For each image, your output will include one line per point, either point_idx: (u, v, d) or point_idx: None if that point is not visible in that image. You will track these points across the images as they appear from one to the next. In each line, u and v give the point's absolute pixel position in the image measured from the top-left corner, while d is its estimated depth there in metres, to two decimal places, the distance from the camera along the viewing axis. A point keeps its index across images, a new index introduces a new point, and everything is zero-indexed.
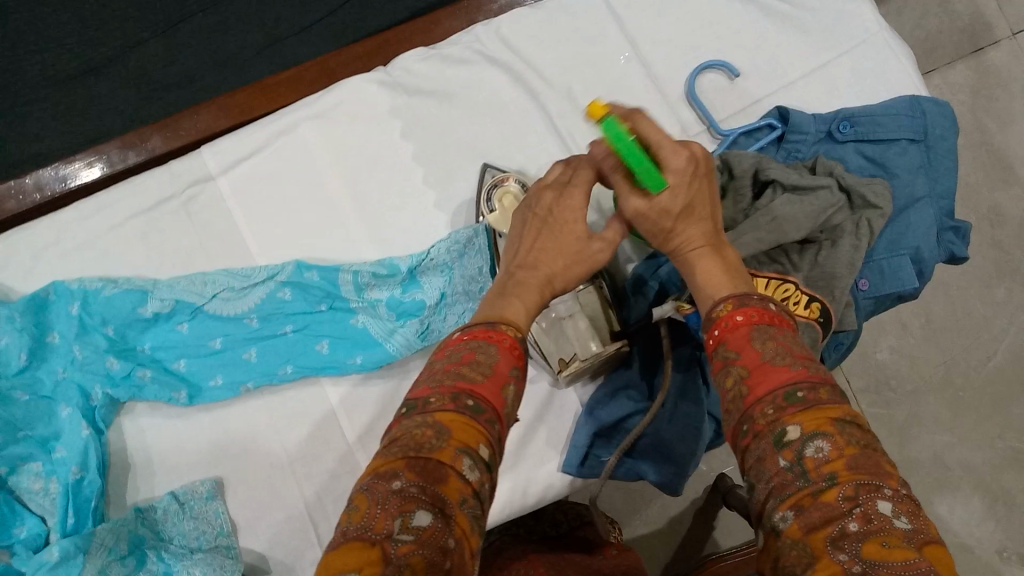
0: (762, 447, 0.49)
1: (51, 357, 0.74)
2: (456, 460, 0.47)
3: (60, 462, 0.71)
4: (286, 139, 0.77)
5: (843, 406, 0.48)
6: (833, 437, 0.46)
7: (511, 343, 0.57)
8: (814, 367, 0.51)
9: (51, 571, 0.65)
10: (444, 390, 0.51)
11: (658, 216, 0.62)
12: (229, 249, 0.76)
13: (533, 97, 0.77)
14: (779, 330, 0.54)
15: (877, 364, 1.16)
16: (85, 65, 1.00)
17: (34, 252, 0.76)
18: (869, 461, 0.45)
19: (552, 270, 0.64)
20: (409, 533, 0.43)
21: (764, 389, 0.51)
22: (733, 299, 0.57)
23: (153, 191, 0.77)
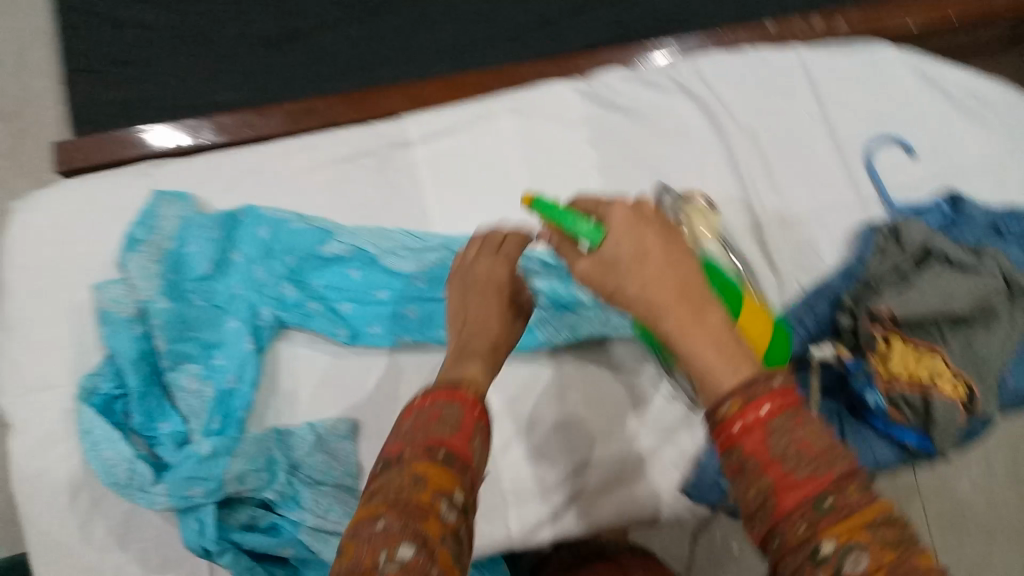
0: (795, 565, 0.42)
1: (229, 274, 0.78)
2: (435, 502, 0.49)
3: (218, 369, 0.75)
4: (484, 123, 0.83)
5: (876, 507, 0.43)
6: (868, 548, 0.41)
7: (475, 401, 0.56)
8: (835, 462, 0.44)
9: (200, 462, 0.70)
10: (416, 444, 0.52)
11: (608, 272, 0.52)
12: (410, 212, 0.81)
13: (719, 132, 0.81)
14: (798, 422, 0.45)
15: (955, 496, 1.15)
16: (284, 30, 1.09)
17: (235, 176, 0.82)
18: (908, 568, 0.40)
19: (495, 334, 0.65)
20: (394, 564, 0.44)
21: (790, 502, 0.44)
22: (741, 396, 0.46)
23: (353, 145, 0.83)
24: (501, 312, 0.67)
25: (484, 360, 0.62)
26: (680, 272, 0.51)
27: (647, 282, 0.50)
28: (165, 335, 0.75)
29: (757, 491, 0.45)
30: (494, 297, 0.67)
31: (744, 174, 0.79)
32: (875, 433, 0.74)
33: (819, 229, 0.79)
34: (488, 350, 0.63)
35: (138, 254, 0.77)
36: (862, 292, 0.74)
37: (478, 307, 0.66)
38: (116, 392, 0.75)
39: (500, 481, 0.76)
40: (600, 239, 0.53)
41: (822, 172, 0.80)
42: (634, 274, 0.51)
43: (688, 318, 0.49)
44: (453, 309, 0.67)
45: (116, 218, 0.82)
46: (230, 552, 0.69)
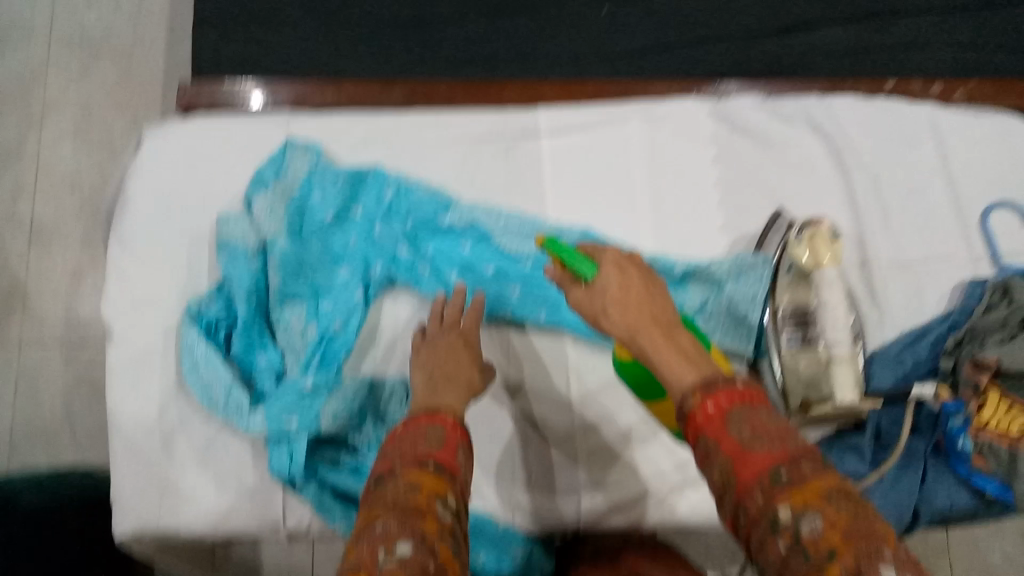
0: (760, 536, 0.45)
1: (348, 226, 0.81)
2: (430, 505, 0.49)
3: (324, 313, 0.76)
4: (615, 127, 0.86)
5: (827, 476, 0.45)
6: (823, 510, 0.43)
7: (455, 423, 0.58)
8: (791, 443, 0.47)
9: (299, 397, 0.71)
10: (405, 460, 0.53)
11: (594, 296, 0.62)
12: (531, 196, 0.84)
13: (841, 171, 0.84)
14: (754, 411, 0.49)
15: (985, 564, 1.15)
16: (407, 16, 1.06)
17: (370, 137, 0.85)
18: (863, 528, 0.42)
19: (469, 377, 0.66)
20: (393, 558, 0.45)
21: (748, 477, 0.46)
22: (700, 388, 0.51)
23: (486, 126, 0.86)
24: (469, 363, 0.67)
25: (456, 396, 0.62)
26: (645, 297, 0.60)
27: (616, 304, 0.60)
28: (280, 275, 0.77)
29: (722, 473, 0.48)
30: (462, 351, 0.68)
31: (860, 213, 0.82)
32: (956, 478, 0.74)
33: (926, 276, 0.81)
34: (459, 385, 0.64)
35: (264, 195, 0.80)
36: (963, 341, 0.75)
37: (444, 357, 0.67)
38: (221, 319, 0.76)
39: (577, 468, 0.77)
40: (593, 272, 0.64)
41: (936, 224, 0.82)
42: (618, 301, 0.60)
43: (658, 337, 0.56)
44: (422, 360, 0.68)
45: (246, 156, 0.84)
46: (315, 487, 0.71)
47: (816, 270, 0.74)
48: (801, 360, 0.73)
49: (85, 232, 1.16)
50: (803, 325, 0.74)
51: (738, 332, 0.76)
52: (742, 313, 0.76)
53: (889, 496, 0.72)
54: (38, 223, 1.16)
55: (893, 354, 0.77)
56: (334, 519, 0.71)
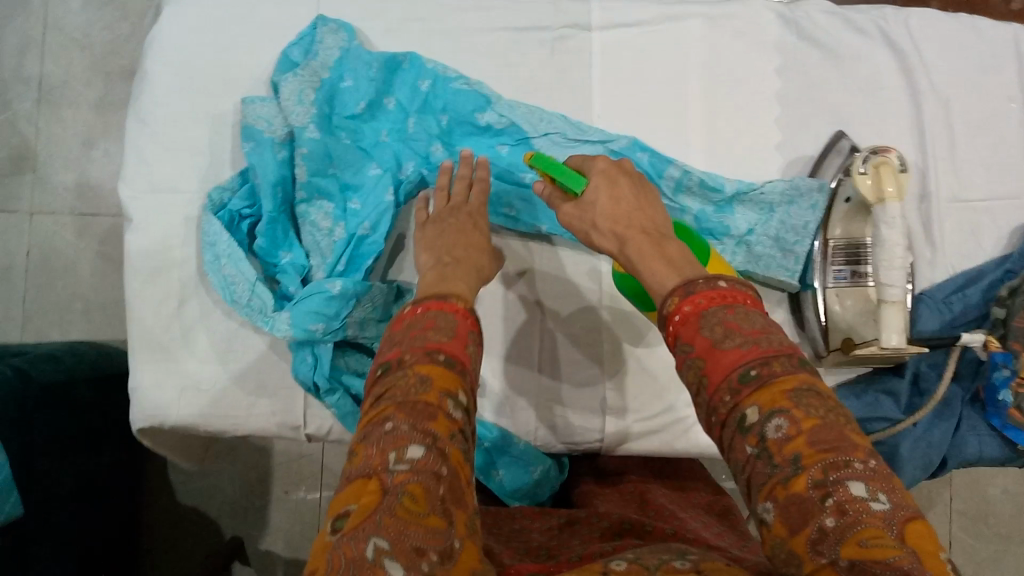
0: (729, 438, 0.42)
1: (380, 119, 0.76)
2: (443, 402, 0.44)
3: (353, 213, 0.73)
4: (673, 26, 0.79)
5: (800, 374, 0.41)
6: (790, 412, 0.39)
7: (467, 312, 0.51)
8: (769, 340, 0.43)
9: (327, 300, 0.67)
10: (415, 349, 0.47)
11: (584, 211, 0.59)
12: (575, 98, 0.78)
13: (912, 93, 0.77)
14: (731, 309, 0.45)
15: (984, 496, 1.15)
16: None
17: (404, 19, 0.78)
18: (831, 433, 0.38)
19: (478, 262, 0.62)
20: (404, 462, 0.41)
21: (718, 377, 0.43)
22: (680, 291, 0.47)
23: (532, 17, 0.79)
24: (481, 247, 0.63)
25: (467, 280, 0.57)
26: (635, 208, 0.57)
27: (606, 217, 0.57)
28: (308, 167, 0.72)
29: (695, 374, 0.45)
30: (473, 234, 0.64)
31: (928, 141, 0.76)
32: (989, 427, 0.73)
33: (987, 213, 0.76)
34: (471, 269, 0.60)
35: (294, 77, 0.73)
36: (1019, 287, 0.71)
37: (453, 239, 0.63)
38: (244, 212, 0.73)
39: (602, 388, 0.75)
40: (582, 185, 0.61)
41: (1008, 159, 0.76)
42: (609, 215, 0.57)
43: (646, 246, 0.54)
44: (431, 239, 0.64)
45: (272, 33, 0.78)
46: (338, 394, 0.69)
47: (877, 205, 0.67)
48: (846, 300, 0.71)
49: (97, 95, 1.11)
50: (855, 261, 0.71)
51: (785, 261, 0.73)
52: (790, 243, 0.73)
53: (921, 441, 0.72)
54: (48, 81, 1.11)
55: (937, 300, 0.74)
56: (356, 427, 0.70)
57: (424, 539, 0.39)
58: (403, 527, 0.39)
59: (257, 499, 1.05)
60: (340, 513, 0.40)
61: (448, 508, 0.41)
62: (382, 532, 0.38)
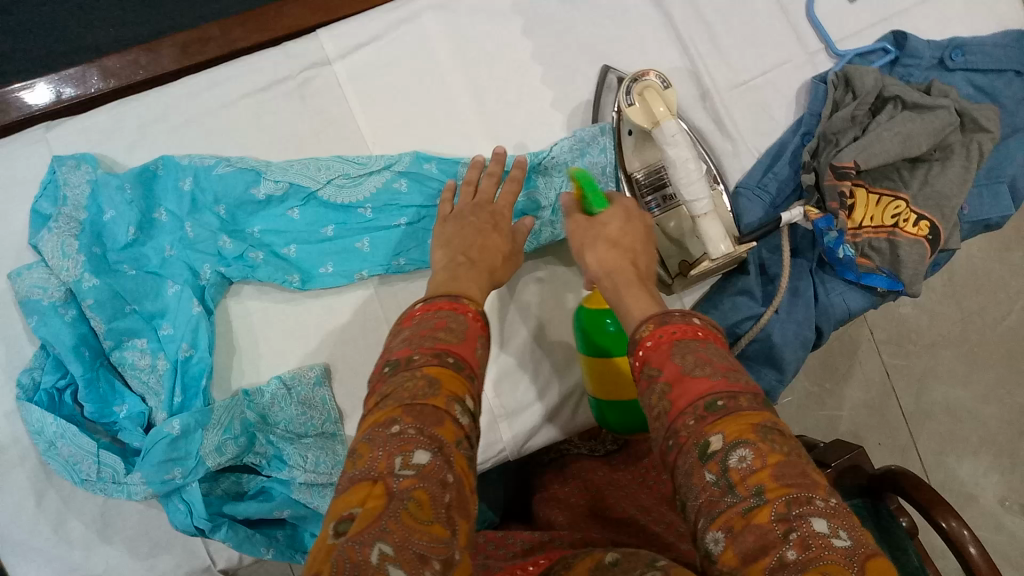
0: (688, 464, 0.42)
1: (157, 235, 0.72)
2: (450, 407, 0.44)
3: (167, 339, 0.70)
4: (408, 27, 0.76)
5: (766, 414, 0.42)
6: (756, 445, 0.40)
7: (477, 314, 0.53)
8: (737, 378, 0.45)
9: (172, 443, 0.65)
10: (423, 350, 0.48)
11: (591, 228, 0.61)
12: (343, 135, 0.75)
13: (656, 3, 0.77)
14: (703, 343, 0.47)
15: (899, 317, 1.16)
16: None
17: (140, 125, 0.74)
18: (795, 470, 0.39)
19: (493, 264, 0.62)
20: (411, 467, 0.40)
21: (684, 400, 0.44)
22: (655, 318, 0.49)
23: (266, 72, 0.75)
24: (498, 248, 0.63)
25: (478, 283, 0.58)
26: (635, 244, 0.60)
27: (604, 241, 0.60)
28: (102, 316, 0.68)
29: (659, 398, 0.46)
30: (492, 235, 0.63)
31: (688, 44, 0.76)
32: (846, 282, 0.74)
33: (769, 87, 0.76)
34: (485, 269, 0.60)
35: (50, 233, 0.69)
36: (818, 148, 0.73)
37: (471, 238, 0.62)
38: (61, 383, 0.69)
39: (485, 399, 0.74)
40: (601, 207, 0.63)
41: (767, 30, 0.77)
42: (608, 241, 0.60)
43: (629, 278, 0.56)
44: (449, 234, 0.63)
45: (15, 194, 0.73)
46: (225, 526, 0.66)
47: (654, 129, 0.67)
48: (670, 223, 0.71)
49: None
50: (660, 185, 0.71)
51: None
52: None
53: (788, 325, 0.73)
54: None
55: (756, 185, 0.74)
56: (257, 547, 0.68)
57: (427, 547, 0.38)
58: (407, 534, 0.38)
59: None
60: (344, 517, 0.38)
61: (452, 516, 0.40)
62: (386, 539, 0.37)
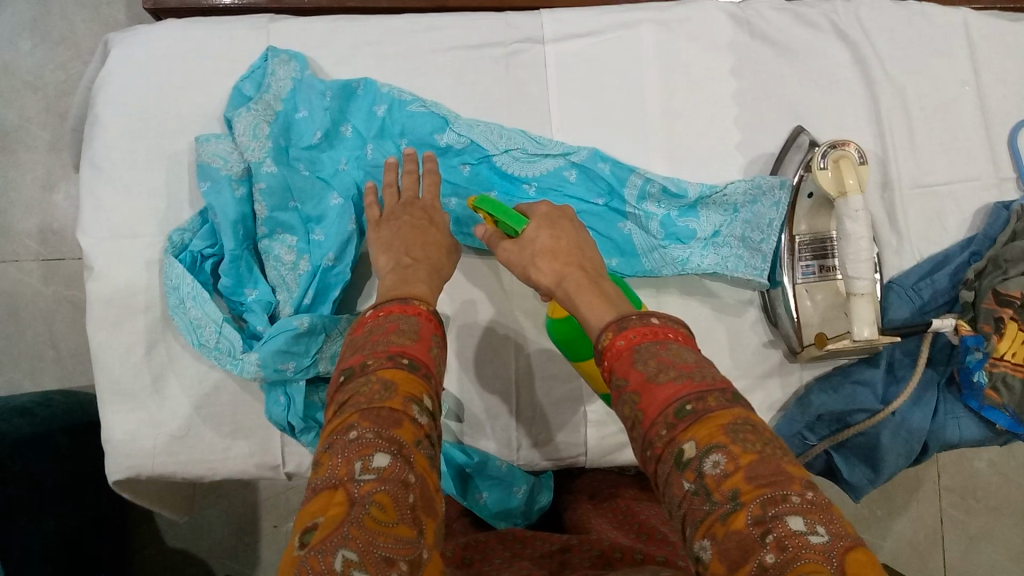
0: (666, 473, 0.43)
1: (338, 146, 0.75)
2: (406, 407, 0.44)
3: (317, 244, 0.72)
4: (627, 33, 0.79)
5: (733, 409, 0.43)
6: (728, 448, 0.41)
7: (429, 314, 0.53)
8: (703, 375, 0.45)
9: (294, 337, 0.66)
10: (377, 354, 0.47)
11: (524, 248, 0.61)
12: (534, 111, 0.77)
13: (867, 84, 0.78)
14: (663, 345, 0.47)
15: (971, 471, 1.14)
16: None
17: (354, 44, 0.78)
18: (768, 467, 0.40)
19: (437, 262, 0.62)
20: (370, 472, 0.41)
21: (653, 410, 0.45)
22: (612, 325, 0.50)
23: (483, 33, 0.79)
24: (440, 244, 0.64)
25: (426, 282, 0.58)
26: (574, 249, 0.60)
27: (546, 254, 0.59)
28: (267, 202, 0.71)
29: (631, 408, 0.46)
30: (431, 230, 0.65)
31: (885, 131, 0.77)
32: (966, 408, 0.74)
33: (950, 198, 0.76)
34: (432, 269, 0.60)
35: (247, 111, 0.73)
36: (985, 270, 0.72)
37: (414, 237, 0.63)
38: (207, 251, 0.72)
39: (582, 403, 0.76)
40: (524, 224, 0.63)
41: (965, 143, 0.77)
42: (547, 251, 0.60)
43: (583, 280, 0.57)
44: (389, 239, 0.64)
45: (221, 68, 0.77)
46: (314, 432, 0.69)
47: (839, 199, 0.67)
48: (812, 295, 0.72)
49: (54, 136, 1.06)
50: (822, 255, 0.72)
51: (754, 261, 0.72)
52: (758, 241, 0.72)
53: (899, 432, 0.72)
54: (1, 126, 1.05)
55: (909, 286, 0.74)
56: None
57: (392, 549, 0.39)
58: (371, 538, 0.39)
59: (247, 535, 1.03)
60: (307, 528, 0.40)
61: (417, 516, 0.41)
62: (349, 544, 0.38)
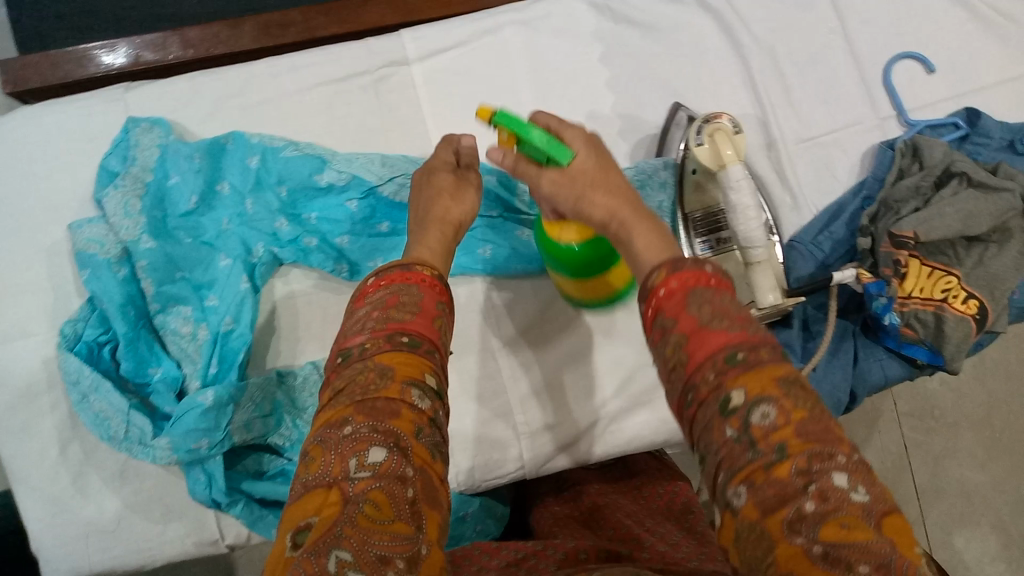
0: (707, 418, 0.41)
1: (217, 207, 0.73)
2: (405, 394, 0.43)
3: (213, 310, 0.71)
4: (490, 39, 0.78)
5: (786, 366, 0.41)
6: (778, 401, 0.39)
7: (432, 280, 0.52)
8: (754, 329, 0.43)
9: (203, 414, 0.65)
10: (377, 334, 0.46)
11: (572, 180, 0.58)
12: (411, 134, 0.76)
13: (736, 49, 0.78)
14: (718, 293, 0.45)
15: (924, 392, 1.14)
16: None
17: (217, 99, 0.76)
18: (819, 426, 0.38)
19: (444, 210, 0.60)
20: (366, 468, 0.40)
21: (702, 355, 0.42)
22: (667, 265, 0.47)
23: (347, 64, 0.77)
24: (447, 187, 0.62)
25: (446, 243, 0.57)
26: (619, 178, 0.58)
27: (596, 187, 0.57)
28: (153, 278, 0.69)
29: (675, 351, 0.44)
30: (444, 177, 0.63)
31: (762, 93, 0.77)
32: (886, 350, 0.75)
33: (836, 147, 0.77)
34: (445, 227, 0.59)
35: (115, 190, 0.70)
36: (878, 214, 0.72)
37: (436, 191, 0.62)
38: (101, 338, 0.70)
39: (512, 416, 0.74)
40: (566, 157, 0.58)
41: (841, 90, 0.77)
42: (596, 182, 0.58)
43: (632, 216, 0.55)
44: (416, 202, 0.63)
45: (84, 148, 0.75)
46: (242, 502, 0.68)
47: (719, 171, 0.67)
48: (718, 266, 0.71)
49: None
50: (715, 229, 0.71)
51: None
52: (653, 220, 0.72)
53: (824, 387, 0.72)
54: None
55: (807, 240, 0.74)
56: (267, 528, 0.69)
57: (388, 547, 0.38)
58: (366, 536, 0.38)
59: None
60: (300, 527, 0.38)
61: (416, 510, 0.40)
62: (342, 544, 0.37)
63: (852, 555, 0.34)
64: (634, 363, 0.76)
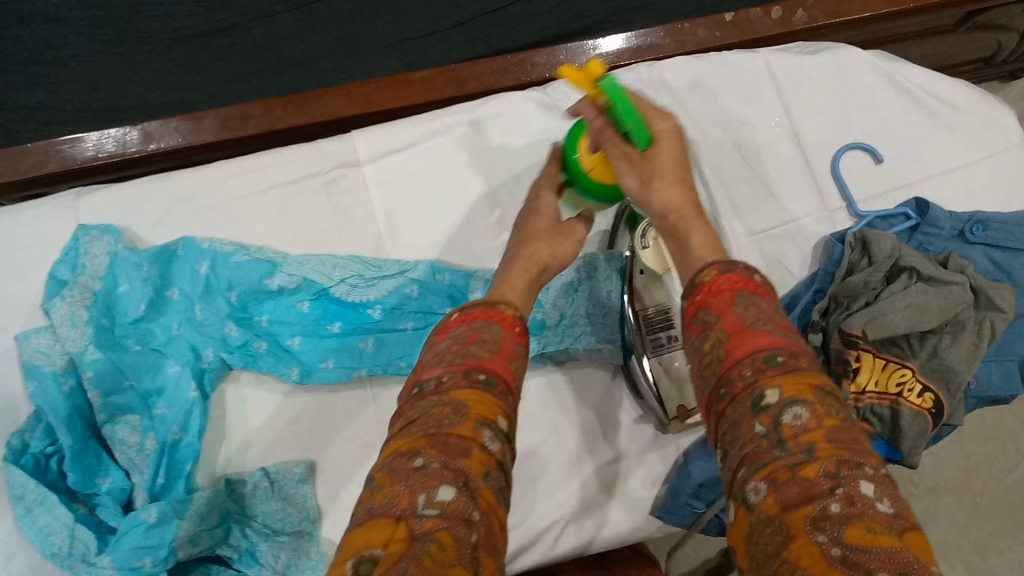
0: (739, 413, 0.44)
1: (166, 312, 0.73)
2: (477, 433, 0.44)
3: (160, 419, 0.70)
4: (442, 139, 0.79)
5: (824, 376, 0.45)
6: (813, 405, 0.42)
7: (514, 319, 0.53)
8: (797, 337, 0.47)
9: (146, 531, 0.64)
10: (454, 367, 0.48)
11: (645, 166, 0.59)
12: (364, 235, 0.77)
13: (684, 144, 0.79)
14: (764, 298, 0.49)
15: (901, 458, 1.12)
16: (210, 25, 0.95)
17: (169, 204, 0.76)
18: (849, 435, 0.41)
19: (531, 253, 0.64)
20: (434, 507, 0.40)
21: (742, 351, 0.46)
22: (718, 264, 0.52)
23: (299, 166, 0.78)
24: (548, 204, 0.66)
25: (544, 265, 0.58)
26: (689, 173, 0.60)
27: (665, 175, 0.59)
28: (99, 389, 0.69)
29: (713, 345, 0.48)
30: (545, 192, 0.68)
31: (712, 187, 0.77)
32: None
33: (787, 239, 0.77)
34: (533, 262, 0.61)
35: (62, 300, 0.70)
36: (829, 308, 0.73)
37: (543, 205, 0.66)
38: (48, 450, 0.69)
39: None
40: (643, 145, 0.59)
41: (790, 182, 0.78)
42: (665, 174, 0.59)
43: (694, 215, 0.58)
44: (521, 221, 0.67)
45: (34, 257, 0.75)
46: None
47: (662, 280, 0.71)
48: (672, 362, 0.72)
49: None
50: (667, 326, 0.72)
51: (602, 332, 0.76)
52: (601, 318, 0.77)
53: None
54: None
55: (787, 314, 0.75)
56: None
57: None
58: None
59: None
60: (364, 558, 0.38)
61: (476, 557, 0.40)
62: None
63: (872, 562, 0.36)
64: (590, 461, 0.75)
